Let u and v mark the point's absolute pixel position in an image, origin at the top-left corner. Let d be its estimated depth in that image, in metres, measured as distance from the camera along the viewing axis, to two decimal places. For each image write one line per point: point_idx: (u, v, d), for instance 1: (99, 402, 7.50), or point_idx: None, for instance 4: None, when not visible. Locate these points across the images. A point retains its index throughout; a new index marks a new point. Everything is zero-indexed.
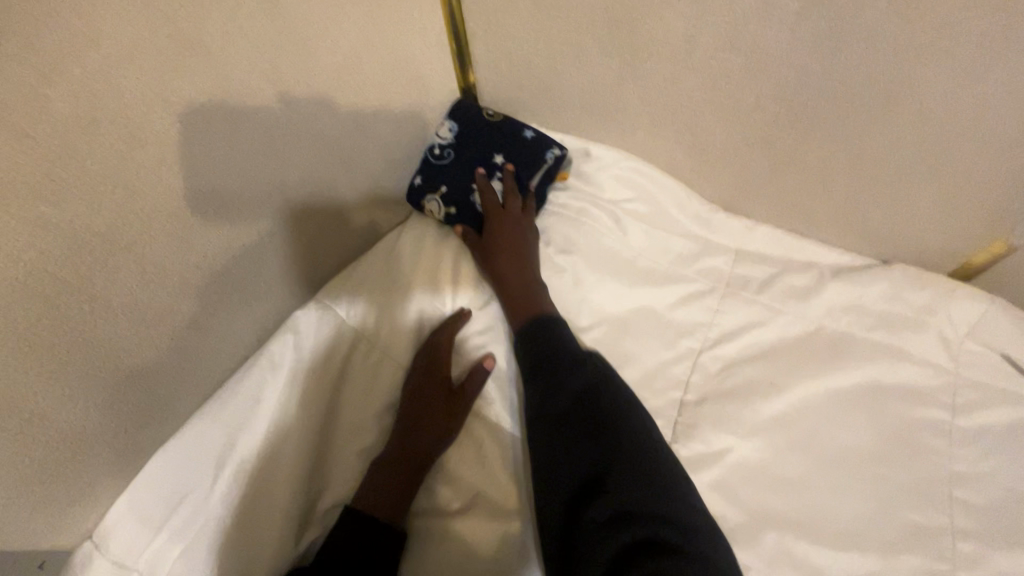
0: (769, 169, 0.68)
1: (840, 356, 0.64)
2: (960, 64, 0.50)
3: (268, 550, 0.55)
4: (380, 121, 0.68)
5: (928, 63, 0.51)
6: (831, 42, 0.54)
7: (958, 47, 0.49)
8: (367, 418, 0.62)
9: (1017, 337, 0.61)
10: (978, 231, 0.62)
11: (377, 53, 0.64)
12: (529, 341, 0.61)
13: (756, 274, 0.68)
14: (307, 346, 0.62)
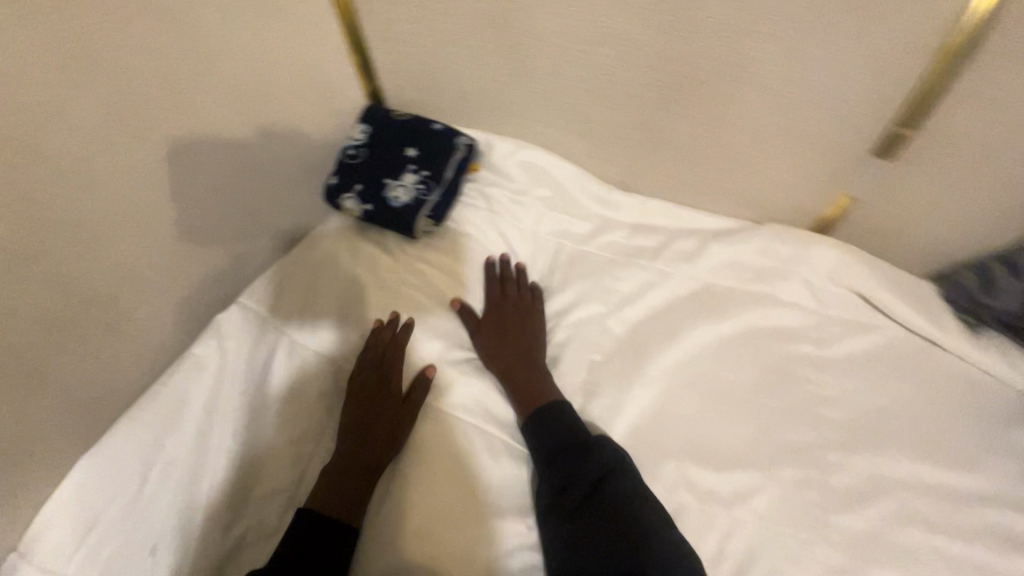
0: (652, 146, 0.76)
1: (722, 305, 0.74)
2: (783, 40, 0.59)
3: (202, 534, 0.60)
4: (287, 133, 0.75)
5: (758, 42, 0.60)
6: (678, 30, 0.62)
7: (777, 27, 0.58)
8: (304, 405, 0.68)
9: (865, 277, 0.73)
10: (827, 188, 0.74)
11: (280, 73, 0.70)
12: (540, 430, 0.62)
13: (645, 243, 0.78)
14: (231, 344, 0.70)
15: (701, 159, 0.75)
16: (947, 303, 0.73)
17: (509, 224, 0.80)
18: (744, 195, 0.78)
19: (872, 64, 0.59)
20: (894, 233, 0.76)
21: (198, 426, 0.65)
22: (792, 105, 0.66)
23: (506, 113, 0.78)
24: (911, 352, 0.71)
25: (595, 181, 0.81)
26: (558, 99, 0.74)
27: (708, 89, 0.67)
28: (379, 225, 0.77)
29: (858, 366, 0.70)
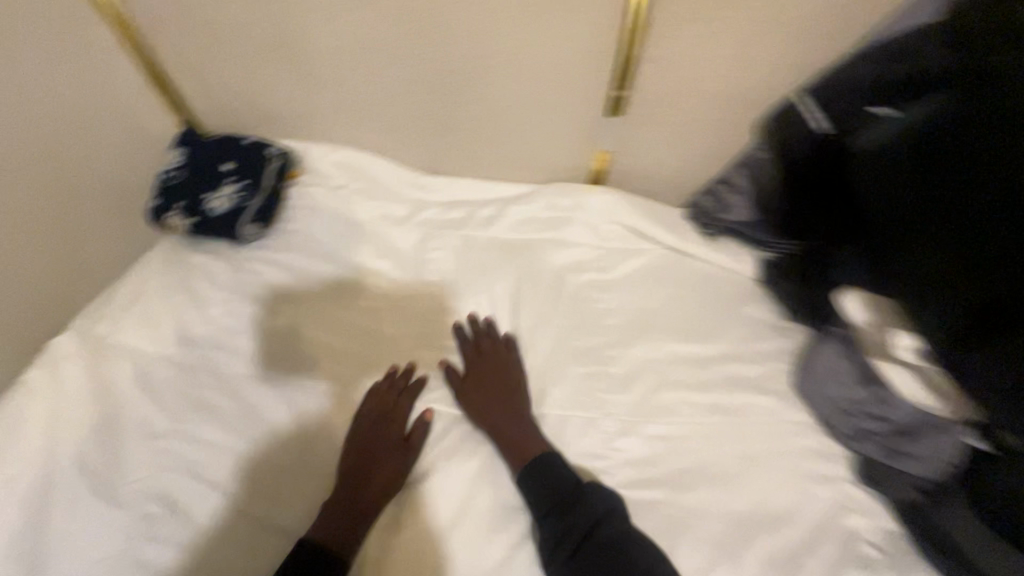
0: (442, 131, 0.91)
1: (519, 253, 0.89)
2: (502, 30, 0.76)
3: (59, 536, 0.66)
4: (95, 162, 0.81)
5: (486, 33, 0.77)
6: (424, 31, 0.77)
7: (493, 20, 0.75)
8: (149, 408, 0.74)
9: (629, 212, 0.92)
10: (585, 146, 0.92)
11: (80, 107, 0.77)
12: (537, 482, 0.68)
13: (455, 216, 0.92)
14: (62, 369, 0.74)
15: (484, 138, 0.91)
16: (692, 223, 0.93)
17: (333, 217, 0.90)
18: (528, 163, 0.95)
19: (577, 45, 0.79)
20: (648, 175, 0.96)
21: (37, 450, 0.69)
22: (535, 83, 0.84)
23: (317, 125, 0.91)
24: (671, 263, 0.90)
25: (407, 171, 0.94)
26: (356, 104, 0.87)
27: (470, 80, 0.84)
28: (210, 236, 0.85)
29: (632, 281, 0.88)
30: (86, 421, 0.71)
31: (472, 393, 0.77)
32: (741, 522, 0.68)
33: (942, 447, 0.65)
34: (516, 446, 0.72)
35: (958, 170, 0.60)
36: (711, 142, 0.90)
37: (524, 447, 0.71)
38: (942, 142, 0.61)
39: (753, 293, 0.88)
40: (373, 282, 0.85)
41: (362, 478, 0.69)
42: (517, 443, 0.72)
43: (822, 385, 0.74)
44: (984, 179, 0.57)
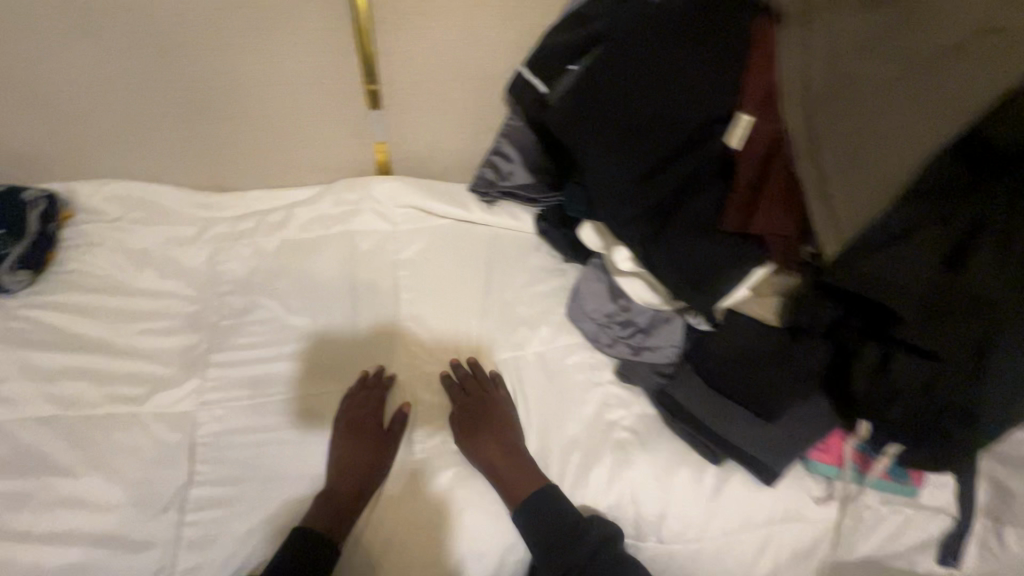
0: (214, 148, 0.94)
1: (313, 249, 0.93)
2: (228, 40, 0.82)
3: None
4: None
5: (214, 46, 0.82)
6: (150, 50, 0.81)
7: (214, 31, 0.80)
8: None
9: (414, 194, 0.99)
10: (361, 141, 0.99)
11: None
12: (536, 515, 0.69)
13: (245, 226, 0.95)
14: None
15: (259, 148, 0.96)
16: (475, 194, 1.02)
17: (115, 249, 0.90)
18: (313, 165, 1.00)
19: (312, 48, 0.85)
20: (431, 159, 1.05)
21: None
22: (288, 87, 0.89)
23: (83, 160, 0.92)
24: (459, 233, 0.99)
25: (190, 192, 0.96)
26: (118, 132, 0.90)
27: (223, 95, 0.88)
28: None
29: (425, 255, 0.96)
30: None
31: (467, 433, 0.76)
32: (528, 435, 0.79)
33: (672, 333, 0.79)
34: (506, 484, 0.72)
35: (620, 104, 0.68)
36: (474, 122, 1.00)
37: (512, 485, 0.72)
38: (602, 87, 0.69)
39: (533, 244, 0.99)
40: (162, 302, 0.85)
41: (354, 475, 0.71)
42: (504, 481, 0.73)
43: (583, 306, 0.85)
44: (638, 108, 0.67)
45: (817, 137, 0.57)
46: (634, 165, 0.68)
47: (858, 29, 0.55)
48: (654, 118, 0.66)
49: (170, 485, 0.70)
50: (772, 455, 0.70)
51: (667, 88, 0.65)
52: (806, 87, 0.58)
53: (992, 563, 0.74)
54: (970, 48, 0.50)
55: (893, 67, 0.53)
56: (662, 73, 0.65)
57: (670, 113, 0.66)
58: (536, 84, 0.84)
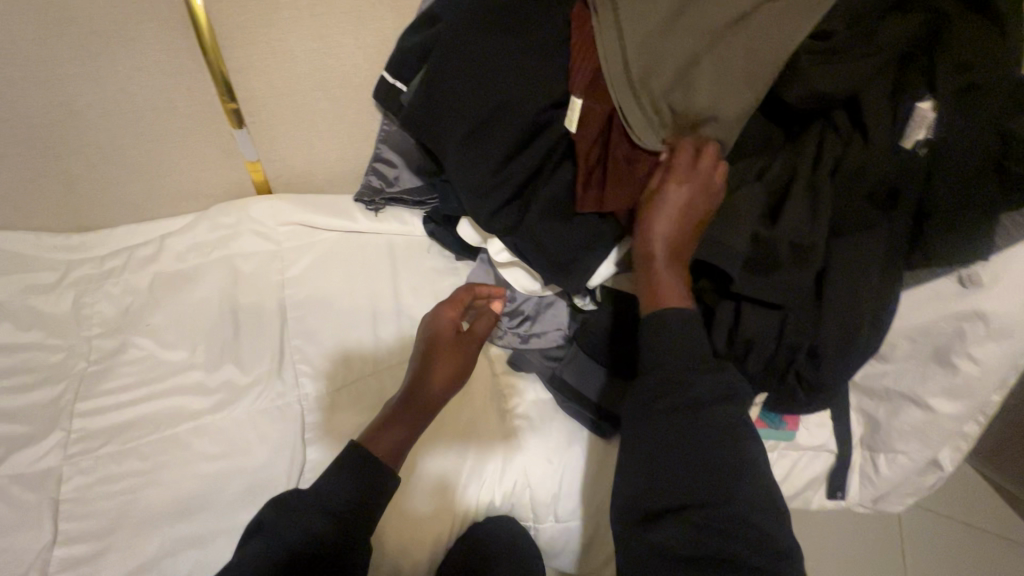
0: (64, 187, 0.89)
1: (191, 279, 0.89)
2: (55, 73, 0.77)
3: None
4: None
5: (41, 80, 0.77)
6: None
7: (37, 65, 0.75)
8: None
9: (294, 209, 0.97)
10: (231, 163, 0.95)
11: None
12: None
13: (114, 264, 0.90)
14: None
15: (119, 180, 0.91)
16: (361, 203, 1.01)
17: None
18: (182, 193, 0.96)
19: (154, 73, 0.81)
20: (311, 174, 1.03)
21: None
22: (136, 114, 0.84)
23: None
24: (346, 245, 0.97)
25: (47, 235, 0.90)
26: None
27: (62, 131, 0.83)
28: None
29: (312, 271, 0.94)
30: None
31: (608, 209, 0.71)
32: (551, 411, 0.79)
33: (557, 316, 0.80)
34: (658, 286, 0.60)
35: (463, 98, 0.68)
36: (348, 131, 0.99)
37: (666, 291, 0.60)
38: (443, 86, 0.70)
39: (425, 246, 0.99)
40: (22, 356, 0.80)
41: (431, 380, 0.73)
42: (663, 284, 0.60)
43: None
44: (479, 101, 0.68)
45: (649, 105, 0.61)
46: (484, 159, 0.69)
47: (662, 11, 0.61)
48: (495, 109, 0.68)
49: (34, 548, 0.65)
50: None
51: (501, 80, 0.67)
52: (629, 63, 0.61)
53: (871, 487, 0.81)
54: (752, 25, 0.60)
55: (698, 44, 0.61)
56: (493, 66, 0.67)
57: (507, 102, 0.67)
58: (399, 87, 0.84)
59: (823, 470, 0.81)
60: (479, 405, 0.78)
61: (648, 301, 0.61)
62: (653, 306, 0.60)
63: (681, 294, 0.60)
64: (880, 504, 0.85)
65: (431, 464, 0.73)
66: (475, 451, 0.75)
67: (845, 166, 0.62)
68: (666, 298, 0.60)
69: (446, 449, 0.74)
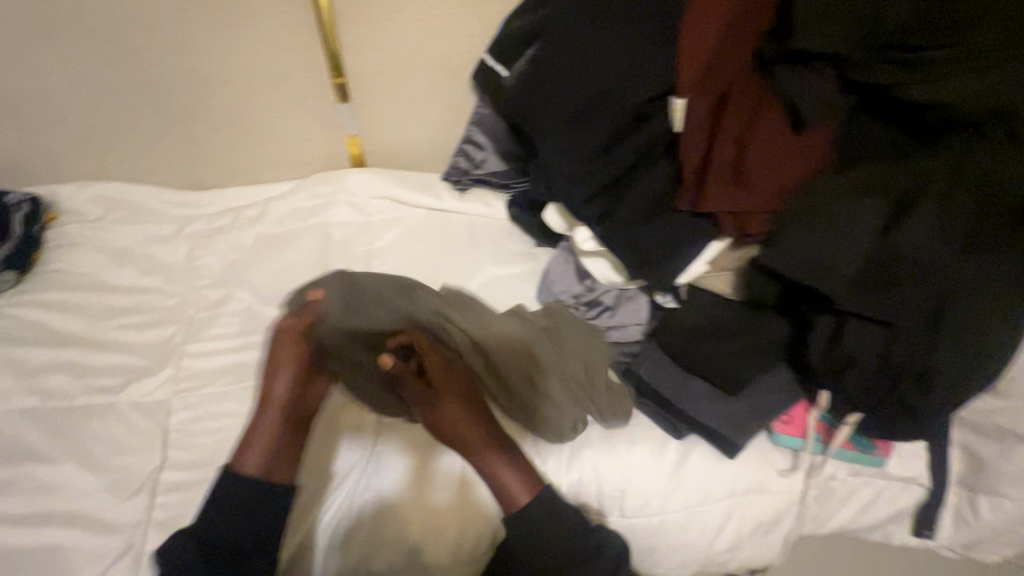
0: (188, 149, 0.96)
1: (288, 243, 0.95)
2: (195, 40, 0.84)
3: None
4: None
5: (183, 47, 0.84)
6: (121, 53, 0.83)
7: (181, 31, 0.82)
8: None
9: (386, 185, 1.01)
10: (334, 137, 1.00)
11: None
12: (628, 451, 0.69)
13: (222, 222, 0.97)
14: None
15: (232, 145, 0.97)
16: (449, 181, 1.04)
17: (96, 247, 0.92)
18: (286, 163, 1.02)
19: (278, 45, 0.87)
20: (405, 153, 1.06)
21: None
22: (253, 82, 0.90)
23: (59, 162, 0.94)
24: (430, 222, 0.99)
25: (169, 191, 0.99)
26: (92, 134, 0.91)
27: (193, 96, 0.90)
28: None
29: (396, 245, 0.97)
30: None
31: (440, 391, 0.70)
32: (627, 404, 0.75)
33: (636, 310, 0.79)
34: (504, 487, 0.65)
35: (576, 80, 0.67)
36: (444, 113, 1.01)
37: (512, 491, 0.65)
38: (554, 69, 0.68)
39: (507, 230, 1.00)
40: (141, 297, 0.88)
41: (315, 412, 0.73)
42: (506, 484, 0.65)
43: (551, 286, 0.86)
44: (592, 83, 0.66)
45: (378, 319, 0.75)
46: (590, 143, 0.67)
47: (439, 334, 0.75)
48: (605, 93, 0.66)
49: (144, 469, 0.72)
50: (729, 427, 0.69)
51: (615, 63, 0.65)
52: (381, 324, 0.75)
53: (967, 533, 0.74)
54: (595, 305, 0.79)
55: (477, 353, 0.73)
56: (609, 48, 0.65)
57: (619, 88, 0.66)
58: (499, 69, 0.86)
59: (913, 507, 0.75)
60: None
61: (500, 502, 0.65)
62: (507, 508, 0.65)
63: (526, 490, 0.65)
64: (973, 554, 0.78)
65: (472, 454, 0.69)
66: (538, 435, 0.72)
67: (929, 187, 0.58)
68: (511, 496, 0.64)
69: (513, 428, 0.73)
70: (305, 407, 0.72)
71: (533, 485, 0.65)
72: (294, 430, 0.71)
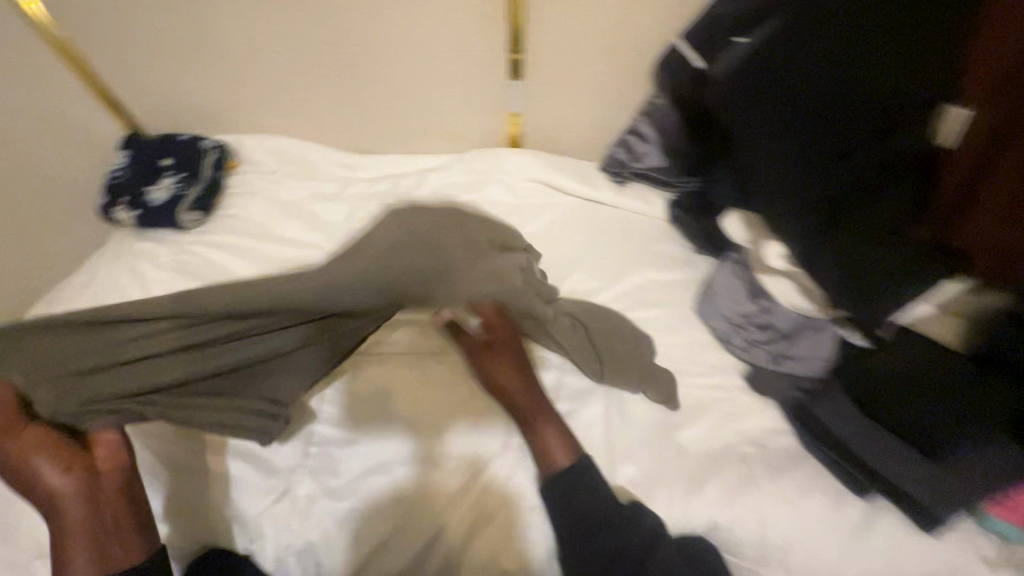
0: (359, 111, 0.99)
1: (441, 214, 0.95)
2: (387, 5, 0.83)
3: None
4: (65, 163, 1.00)
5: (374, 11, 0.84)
6: (318, 14, 0.85)
7: None
8: None
9: (542, 167, 0.97)
10: (497, 112, 0.98)
11: (31, 112, 0.94)
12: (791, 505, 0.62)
13: (381, 187, 0.99)
14: None
15: (400, 113, 0.99)
16: (607, 173, 0.99)
17: (268, 198, 0.98)
18: (445, 134, 1.02)
19: (464, 15, 0.85)
20: (563, 135, 1.02)
21: None
22: (434, 52, 0.89)
23: (246, 114, 1.00)
24: (583, 213, 0.95)
25: (336, 152, 1.02)
26: (279, 90, 0.96)
27: (374, 61, 0.91)
28: (151, 224, 0.93)
29: (546, 232, 0.93)
30: None
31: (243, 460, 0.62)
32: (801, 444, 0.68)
33: (821, 344, 0.71)
34: (547, 450, 0.66)
35: (820, 73, 0.58)
36: (613, 97, 0.95)
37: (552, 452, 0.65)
38: (796, 52, 0.59)
39: (664, 232, 0.93)
40: (303, 250, 0.92)
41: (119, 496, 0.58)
42: (547, 447, 0.66)
43: (715, 301, 0.79)
44: (837, 81, 0.58)
45: (148, 355, 0.58)
46: (815, 146, 0.60)
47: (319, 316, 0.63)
48: (836, 101, 0.59)
49: None
50: (935, 497, 0.59)
51: (874, 65, 0.57)
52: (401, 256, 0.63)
53: None
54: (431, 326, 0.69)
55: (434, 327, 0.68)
56: (872, 44, 0.57)
57: (869, 93, 0.58)
58: (692, 59, 0.78)
59: None
60: (704, 420, 0.70)
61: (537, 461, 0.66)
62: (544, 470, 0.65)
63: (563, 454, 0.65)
64: None
65: (625, 469, 0.67)
66: (694, 461, 0.67)
67: None
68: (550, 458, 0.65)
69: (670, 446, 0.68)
70: (110, 491, 0.57)
71: (573, 452, 0.65)
72: (122, 490, 0.58)
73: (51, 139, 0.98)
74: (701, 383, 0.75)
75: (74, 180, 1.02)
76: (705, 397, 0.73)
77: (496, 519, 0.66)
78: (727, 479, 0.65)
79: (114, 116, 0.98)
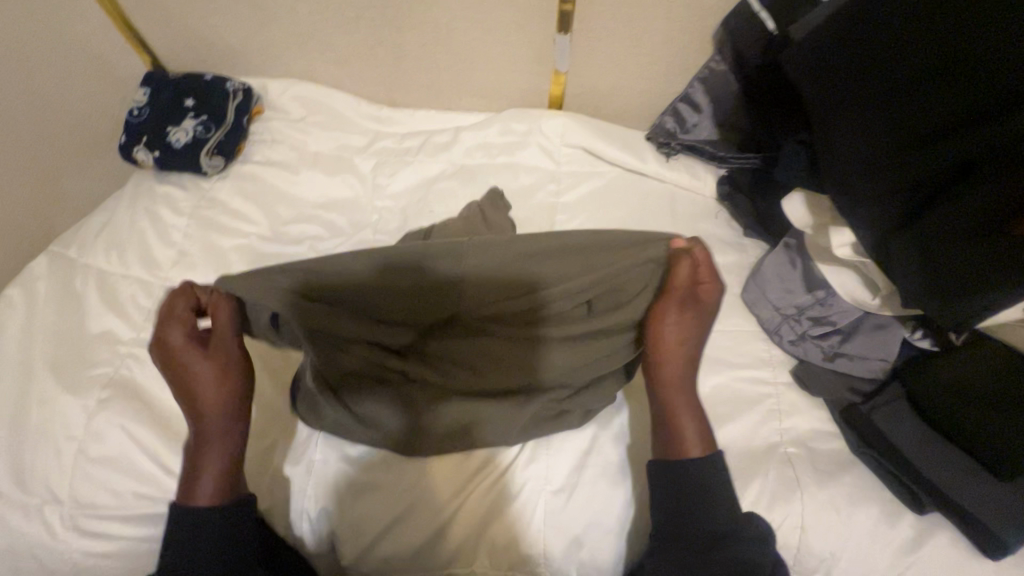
0: (394, 60, 0.92)
1: (475, 175, 0.89)
2: None
3: None
4: (83, 95, 0.96)
5: None
6: None
7: None
8: (72, 334, 0.72)
9: (586, 133, 0.91)
10: (542, 71, 0.91)
11: (46, 40, 0.88)
12: (828, 509, 0.60)
13: (412, 143, 0.93)
14: (12, 289, 0.75)
15: (437, 65, 0.92)
16: (652, 144, 0.91)
17: (293, 147, 0.92)
18: (484, 90, 0.96)
19: None
20: (609, 98, 0.95)
21: None
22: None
23: (274, 56, 0.94)
24: (626, 185, 0.89)
25: (366, 103, 0.97)
26: (309, 30, 0.89)
27: (413, 7, 0.83)
28: (171, 168, 0.88)
29: (586, 203, 0.87)
30: (41, 332, 0.72)
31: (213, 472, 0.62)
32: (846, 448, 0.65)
33: (885, 343, 0.66)
34: (676, 437, 0.62)
35: (914, 43, 0.54)
36: (670, 60, 0.87)
37: (685, 438, 0.62)
38: (859, 36, 0.58)
39: (711, 211, 0.86)
40: (328, 204, 0.87)
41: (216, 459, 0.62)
42: (682, 432, 0.62)
43: (766, 289, 0.74)
44: (940, 47, 0.53)
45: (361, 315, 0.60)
46: (901, 128, 0.56)
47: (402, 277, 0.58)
48: (908, 85, 0.55)
49: None
50: (1000, 520, 0.54)
51: (956, 41, 0.52)
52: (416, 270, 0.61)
53: None
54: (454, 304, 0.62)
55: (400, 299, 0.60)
56: (953, 21, 0.52)
57: (959, 71, 0.52)
58: (767, 25, 0.73)
59: None
60: (747, 417, 0.67)
61: (668, 451, 0.62)
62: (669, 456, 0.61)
63: (699, 443, 0.62)
64: None
65: None
66: (734, 459, 0.64)
67: None
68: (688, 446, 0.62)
69: (708, 440, 0.65)
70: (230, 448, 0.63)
71: (707, 443, 0.62)
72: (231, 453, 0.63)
73: (67, 69, 0.92)
74: (744, 376, 0.70)
75: (94, 114, 0.98)
76: (749, 390, 0.69)
77: (518, 501, 0.63)
78: (764, 477, 0.62)
79: (140, 54, 0.97)
